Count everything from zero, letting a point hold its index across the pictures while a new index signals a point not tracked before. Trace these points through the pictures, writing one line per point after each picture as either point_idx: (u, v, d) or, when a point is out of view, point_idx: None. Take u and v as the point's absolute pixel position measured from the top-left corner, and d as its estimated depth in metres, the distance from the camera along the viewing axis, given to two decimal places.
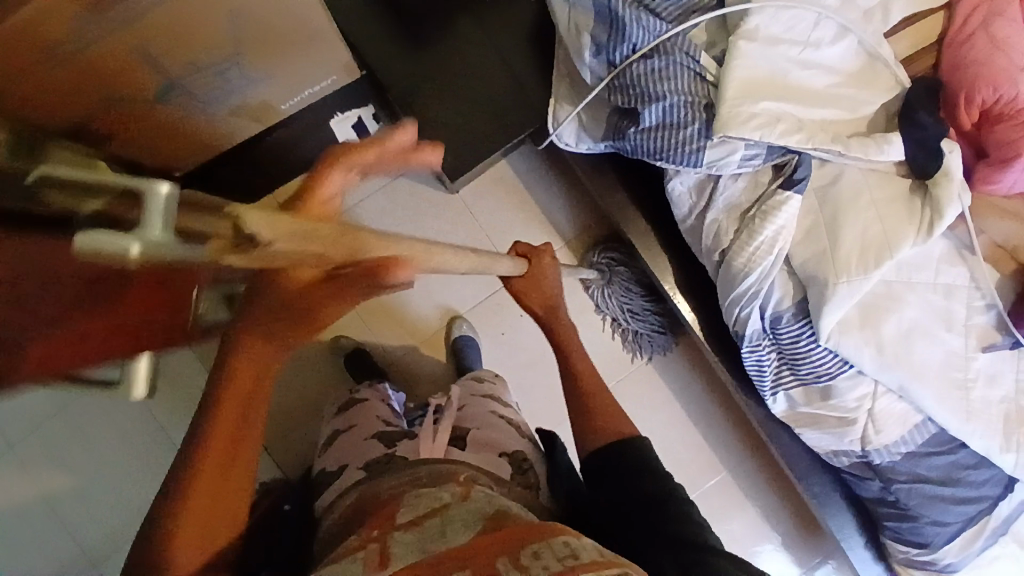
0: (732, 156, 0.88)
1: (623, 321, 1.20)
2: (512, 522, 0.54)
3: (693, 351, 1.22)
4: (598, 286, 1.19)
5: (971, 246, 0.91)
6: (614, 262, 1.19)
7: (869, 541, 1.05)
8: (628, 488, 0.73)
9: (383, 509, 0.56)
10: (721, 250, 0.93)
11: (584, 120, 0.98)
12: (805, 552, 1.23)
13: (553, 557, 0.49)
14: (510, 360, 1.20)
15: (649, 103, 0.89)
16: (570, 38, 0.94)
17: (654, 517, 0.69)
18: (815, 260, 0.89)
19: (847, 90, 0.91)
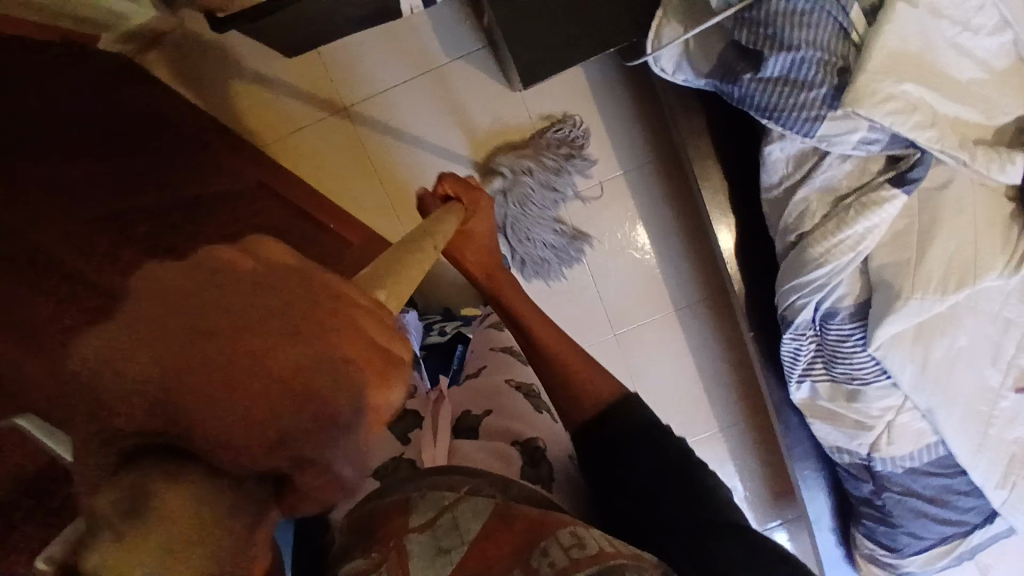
0: (851, 136, 0.78)
1: (531, 226, 1.06)
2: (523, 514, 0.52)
3: (702, 262, 1.13)
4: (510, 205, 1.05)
5: None
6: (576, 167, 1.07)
7: (838, 528, 1.09)
8: (638, 473, 0.68)
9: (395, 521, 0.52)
10: (800, 232, 0.85)
11: (692, 46, 0.84)
12: (768, 514, 1.22)
13: (557, 553, 0.49)
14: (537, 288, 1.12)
15: (778, 50, 0.76)
16: None
17: (693, 526, 0.64)
18: (894, 267, 0.84)
19: (986, 91, 0.79)
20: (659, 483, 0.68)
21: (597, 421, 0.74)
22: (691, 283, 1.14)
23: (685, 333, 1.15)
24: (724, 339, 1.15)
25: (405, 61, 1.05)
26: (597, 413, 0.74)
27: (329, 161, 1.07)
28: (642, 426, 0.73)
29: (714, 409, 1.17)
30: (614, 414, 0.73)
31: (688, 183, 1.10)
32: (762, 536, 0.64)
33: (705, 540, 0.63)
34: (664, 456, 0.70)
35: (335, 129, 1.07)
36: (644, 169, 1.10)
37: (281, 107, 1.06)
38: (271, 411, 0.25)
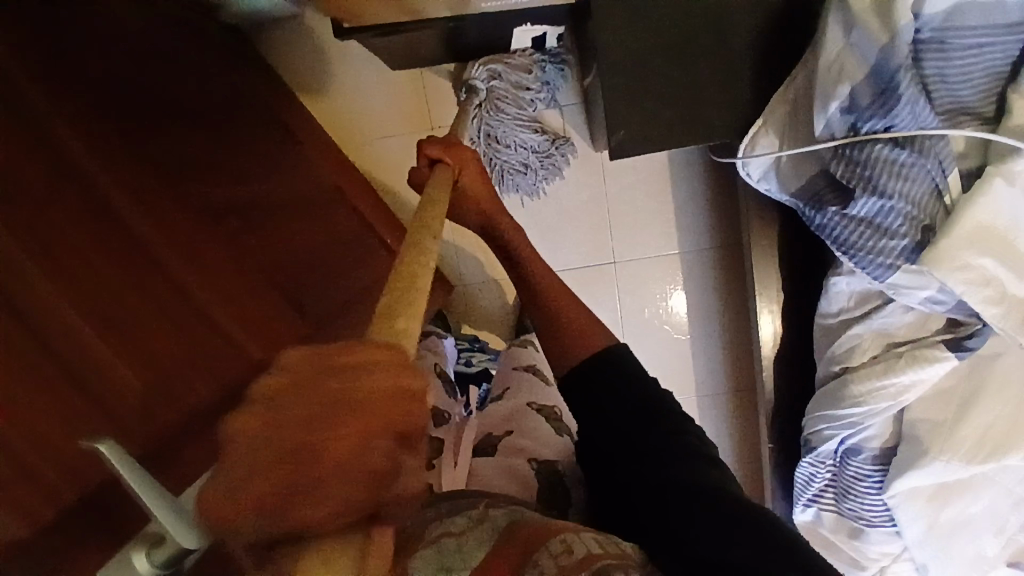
0: (919, 292, 0.79)
1: (497, 124, 1.02)
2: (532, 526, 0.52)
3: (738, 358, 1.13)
4: (488, 114, 1.01)
5: None
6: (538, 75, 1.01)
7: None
8: (613, 420, 0.69)
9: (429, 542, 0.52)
10: (845, 365, 0.86)
11: (784, 162, 0.86)
12: None
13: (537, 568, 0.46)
14: None
15: (870, 192, 0.77)
16: (823, 75, 0.78)
17: (670, 510, 0.60)
18: (927, 423, 0.85)
19: None
20: (631, 429, 0.68)
21: (586, 366, 0.75)
22: (721, 375, 1.14)
23: (702, 421, 1.15)
24: (738, 434, 1.15)
25: None
26: (588, 360, 0.75)
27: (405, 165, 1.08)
28: (630, 378, 0.73)
29: None
30: (601, 361, 0.74)
31: (745, 276, 1.11)
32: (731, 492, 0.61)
33: (662, 489, 0.62)
34: (645, 408, 0.70)
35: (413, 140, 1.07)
36: (703, 252, 1.10)
37: (366, 107, 1.06)
38: (339, 494, 0.28)
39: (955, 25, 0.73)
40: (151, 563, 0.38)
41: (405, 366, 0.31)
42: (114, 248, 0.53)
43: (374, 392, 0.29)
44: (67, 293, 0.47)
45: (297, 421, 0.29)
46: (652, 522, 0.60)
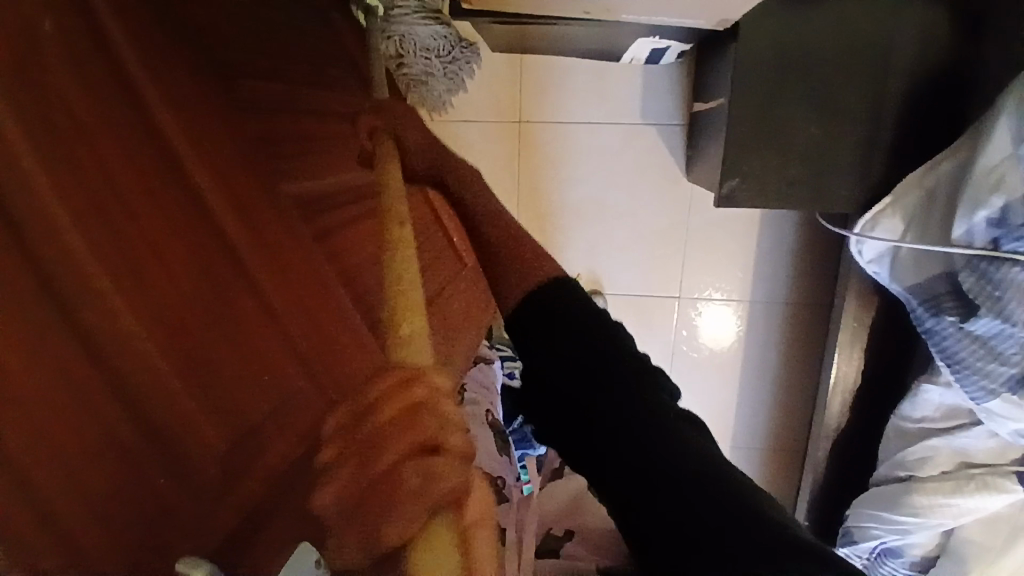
0: (1011, 423, 0.74)
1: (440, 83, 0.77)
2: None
3: (784, 422, 1.08)
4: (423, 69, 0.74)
5: None
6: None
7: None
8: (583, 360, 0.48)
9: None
10: (911, 473, 0.83)
11: (903, 254, 0.79)
12: None
13: None
14: None
15: (994, 313, 0.71)
16: (976, 179, 0.71)
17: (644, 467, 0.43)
18: (975, 544, 0.82)
19: None
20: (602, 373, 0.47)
21: (537, 295, 0.52)
22: (763, 436, 1.09)
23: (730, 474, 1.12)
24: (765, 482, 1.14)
25: (600, 106, 0.97)
26: (538, 288, 0.53)
27: (489, 154, 1.00)
28: (588, 306, 0.52)
29: None
30: (552, 287, 0.52)
31: (819, 340, 1.05)
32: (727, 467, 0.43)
33: (644, 457, 0.43)
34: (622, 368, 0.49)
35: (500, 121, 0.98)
36: (776, 306, 1.04)
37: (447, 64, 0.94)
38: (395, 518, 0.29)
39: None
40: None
41: (417, 391, 0.32)
42: (197, 261, 0.45)
43: (392, 420, 0.30)
44: (151, 324, 0.40)
45: (355, 476, 0.30)
46: (633, 494, 0.42)
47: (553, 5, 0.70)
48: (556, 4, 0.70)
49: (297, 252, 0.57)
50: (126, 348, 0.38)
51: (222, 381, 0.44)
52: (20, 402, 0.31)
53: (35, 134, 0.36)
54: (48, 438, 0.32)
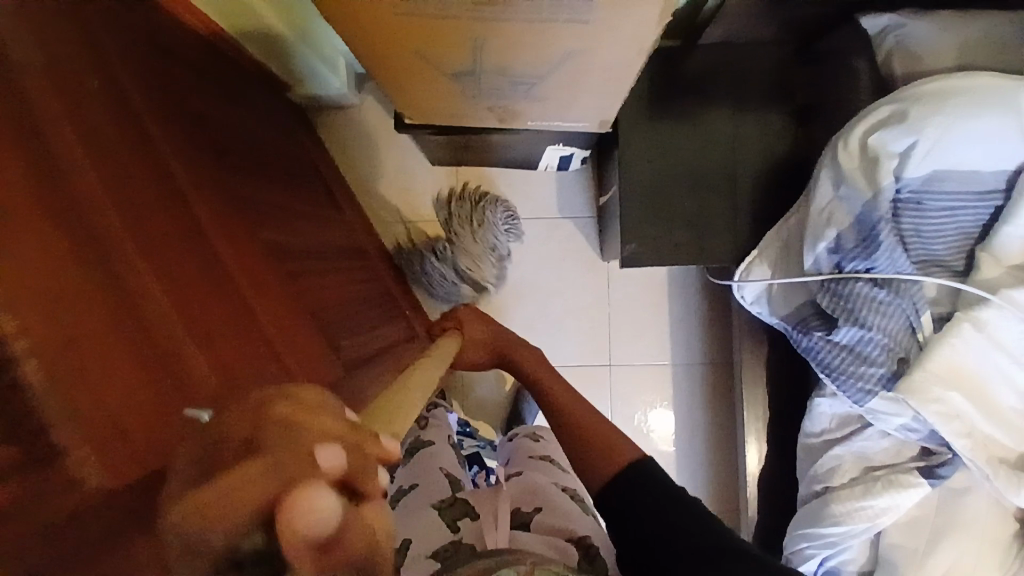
0: (895, 418, 0.86)
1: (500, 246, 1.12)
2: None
3: (723, 478, 1.16)
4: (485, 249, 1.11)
5: None
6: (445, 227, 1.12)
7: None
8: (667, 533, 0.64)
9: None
10: (826, 485, 0.91)
11: (775, 290, 0.97)
12: None
13: None
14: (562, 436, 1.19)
15: (851, 323, 0.87)
16: (814, 219, 0.92)
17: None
18: (904, 550, 0.88)
19: None
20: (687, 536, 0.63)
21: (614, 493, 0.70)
22: (705, 495, 1.15)
23: None
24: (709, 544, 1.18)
25: (525, 206, 1.18)
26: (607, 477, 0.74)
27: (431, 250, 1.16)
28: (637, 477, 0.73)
29: None
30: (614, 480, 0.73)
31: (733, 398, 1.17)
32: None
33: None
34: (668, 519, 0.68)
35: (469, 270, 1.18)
36: (697, 369, 1.18)
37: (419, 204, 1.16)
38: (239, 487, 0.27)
39: (931, 188, 0.89)
40: None
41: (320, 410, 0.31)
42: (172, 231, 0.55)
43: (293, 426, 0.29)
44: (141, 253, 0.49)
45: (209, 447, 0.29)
46: None
47: (473, 115, 0.93)
48: (476, 114, 0.92)
49: (273, 279, 0.69)
50: (150, 300, 0.48)
51: (214, 345, 0.53)
52: (73, 300, 0.40)
53: (87, 144, 0.49)
54: (103, 343, 0.41)
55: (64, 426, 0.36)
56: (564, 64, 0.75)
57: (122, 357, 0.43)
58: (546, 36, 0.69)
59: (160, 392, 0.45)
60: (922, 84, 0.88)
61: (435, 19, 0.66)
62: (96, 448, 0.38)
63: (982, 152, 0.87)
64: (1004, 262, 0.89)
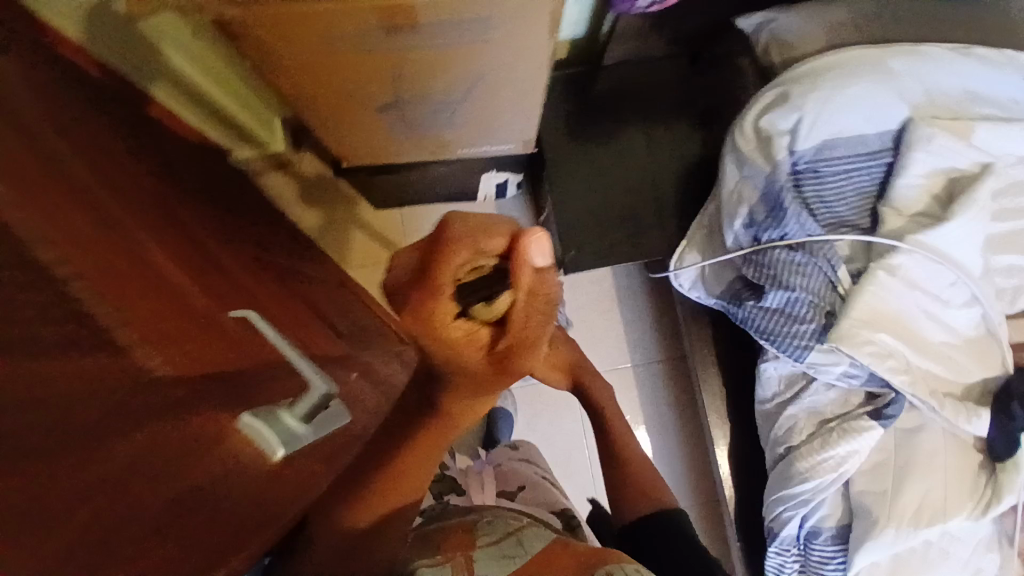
0: (835, 367, 0.91)
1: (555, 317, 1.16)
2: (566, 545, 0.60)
3: (699, 467, 1.19)
4: None
5: (1011, 539, 0.95)
6: None
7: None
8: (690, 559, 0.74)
9: (451, 545, 0.61)
10: (788, 445, 0.95)
11: (707, 272, 1.04)
12: None
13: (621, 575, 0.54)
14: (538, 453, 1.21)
15: (777, 288, 0.93)
16: (727, 201, 1.00)
17: None
18: (874, 495, 0.91)
19: (955, 354, 0.96)
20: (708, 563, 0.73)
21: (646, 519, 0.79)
22: (685, 486, 1.18)
23: None
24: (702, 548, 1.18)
25: None
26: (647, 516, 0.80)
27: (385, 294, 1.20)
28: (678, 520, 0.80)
29: None
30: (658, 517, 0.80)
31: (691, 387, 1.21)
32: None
33: None
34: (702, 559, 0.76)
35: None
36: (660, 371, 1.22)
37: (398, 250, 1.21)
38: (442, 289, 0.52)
39: (825, 156, 0.96)
40: (295, 414, 0.43)
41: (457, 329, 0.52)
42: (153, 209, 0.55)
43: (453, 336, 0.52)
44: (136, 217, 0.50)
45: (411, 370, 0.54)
46: None
47: (406, 150, 1.00)
48: (407, 148, 0.99)
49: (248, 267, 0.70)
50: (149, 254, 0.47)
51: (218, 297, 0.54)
52: (91, 228, 0.40)
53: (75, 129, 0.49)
54: (132, 276, 0.42)
55: (119, 324, 0.36)
56: (476, 89, 0.84)
57: (154, 298, 0.43)
58: (454, 62, 0.77)
59: (199, 329, 0.45)
60: (797, 68, 0.98)
61: (352, 60, 0.74)
62: (153, 347, 0.38)
63: (861, 118, 0.96)
64: (905, 212, 0.97)
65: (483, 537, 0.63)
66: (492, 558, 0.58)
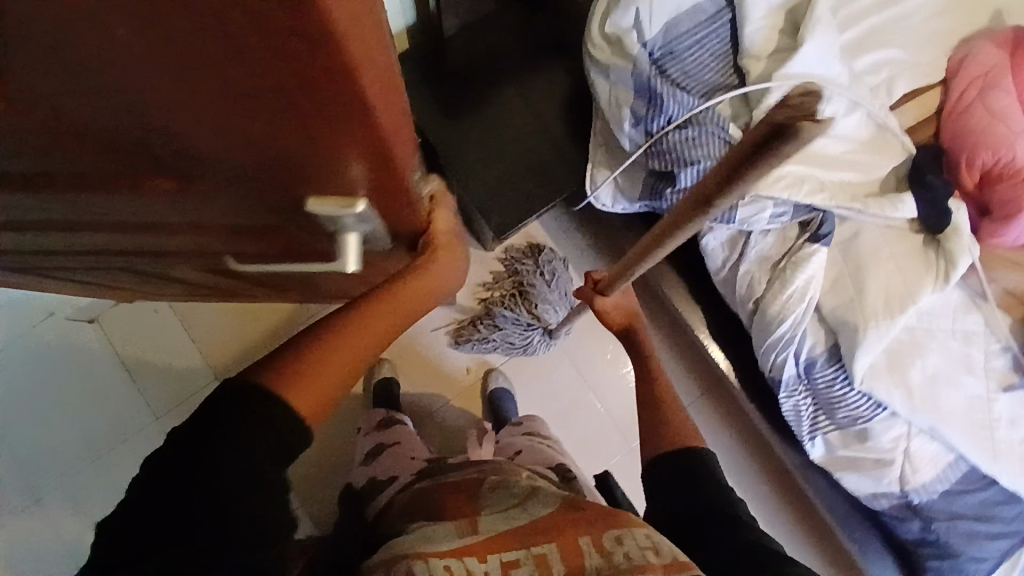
0: (762, 214, 0.96)
1: (550, 277, 1.21)
2: (584, 504, 0.68)
3: (688, 355, 1.22)
4: (537, 288, 1.20)
5: (984, 294, 1.02)
6: (504, 278, 1.23)
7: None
8: (703, 496, 0.72)
9: (455, 504, 0.73)
10: (755, 299, 1.00)
11: (621, 183, 1.08)
12: None
13: (630, 544, 0.60)
14: (547, 414, 1.22)
15: (685, 166, 0.98)
16: (609, 112, 1.05)
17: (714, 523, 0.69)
18: (844, 307, 0.97)
19: (859, 157, 1.02)
20: (726, 507, 0.71)
21: (666, 456, 0.77)
22: (686, 380, 1.23)
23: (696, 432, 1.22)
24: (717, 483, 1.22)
25: None
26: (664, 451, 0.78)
27: None
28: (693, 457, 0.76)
29: (744, 487, 1.21)
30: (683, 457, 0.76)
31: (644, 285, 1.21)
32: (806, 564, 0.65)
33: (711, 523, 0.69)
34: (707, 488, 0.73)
35: (419, 351, 1.22)
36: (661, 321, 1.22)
37: None
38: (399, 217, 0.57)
39: (673, 36, 1.02)
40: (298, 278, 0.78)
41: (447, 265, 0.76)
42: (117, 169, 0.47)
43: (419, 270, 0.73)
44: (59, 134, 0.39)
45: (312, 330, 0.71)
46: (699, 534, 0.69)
47: None
48: None
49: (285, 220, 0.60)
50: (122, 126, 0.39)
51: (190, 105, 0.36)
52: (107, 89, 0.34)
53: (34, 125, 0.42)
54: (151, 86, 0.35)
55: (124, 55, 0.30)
56: None
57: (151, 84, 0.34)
58: None
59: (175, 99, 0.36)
60: None
61: None
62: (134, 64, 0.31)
63: None
64: (764, 54, 1.02)
65: (487, 504, 0.71)
66: (498, 517, 0.68)
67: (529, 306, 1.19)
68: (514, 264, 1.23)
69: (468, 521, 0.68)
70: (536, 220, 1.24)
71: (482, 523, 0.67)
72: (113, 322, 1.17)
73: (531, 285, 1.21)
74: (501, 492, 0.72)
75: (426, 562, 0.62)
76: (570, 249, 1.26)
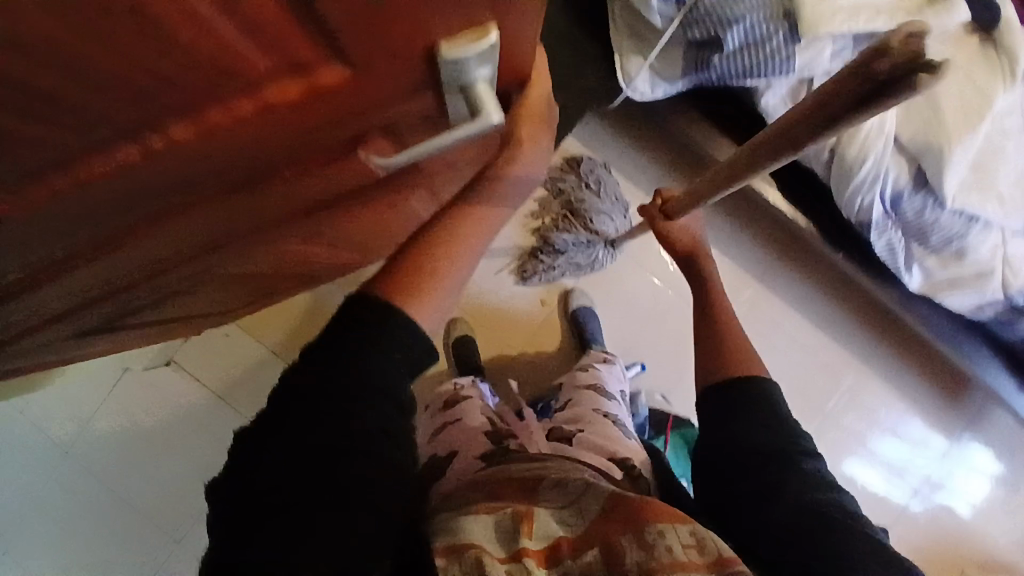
0: (822, 55, 0.90)
1: (600, 187, 1.15)
2: (639, 498, 0.55)
3: (752, 217, 1.21)
4: (588, 202, 1.14)
5: None
6: (551, 199, 1.16)
7: (1015, 376, 1.14)
8: (762, 427, 0.66)
9: (501, 485, 0.60)
10: (830, 148, 0.95)
11: (657, 66, 0.99)
12: (948, 406, 1.30)
13: (672, 541, 0.51)
14: (631, 322, 1.21)
15: (729, 27, 0.88)
16: None
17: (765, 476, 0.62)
18: (924, 131, 0.91)
19: None
20: (787, 450, 0.64)
21: (719, 388, 0.71)
22: (758, 245, 1.21)
23: (779, 294, 1.22)
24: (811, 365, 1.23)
25: None
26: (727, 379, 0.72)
27: None
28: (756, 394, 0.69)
29: (837, 334, 1.24)
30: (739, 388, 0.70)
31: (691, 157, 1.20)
32: (871, 527, 0.58)
33: (757, 478, 0.63)
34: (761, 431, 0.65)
35: (489, 303, 1.17)
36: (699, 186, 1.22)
37: None
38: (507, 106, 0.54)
39: None
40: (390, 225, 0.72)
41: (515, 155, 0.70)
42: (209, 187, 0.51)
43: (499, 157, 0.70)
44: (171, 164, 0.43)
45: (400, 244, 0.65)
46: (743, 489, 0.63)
47: None
48: None
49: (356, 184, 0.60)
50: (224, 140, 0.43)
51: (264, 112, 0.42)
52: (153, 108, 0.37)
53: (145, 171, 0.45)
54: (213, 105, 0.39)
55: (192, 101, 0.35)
56: None
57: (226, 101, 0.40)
58: None
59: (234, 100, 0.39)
60: None
61: None
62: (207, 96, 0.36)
63: None
64: None
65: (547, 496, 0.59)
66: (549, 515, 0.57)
67: (587, 222, 1.14)
68: (558, 182, 1.15)
69: (525, 514, 0.57)
70: (570, 134, 1.15)
71: (537, 525, 0.56)
72: (187, 363, 1.12)
73: (581, 201, 1.14)
74: (556, 489, 0.59)
75: (462, 554, 0.51)
76: (612, 152, 1.19)
